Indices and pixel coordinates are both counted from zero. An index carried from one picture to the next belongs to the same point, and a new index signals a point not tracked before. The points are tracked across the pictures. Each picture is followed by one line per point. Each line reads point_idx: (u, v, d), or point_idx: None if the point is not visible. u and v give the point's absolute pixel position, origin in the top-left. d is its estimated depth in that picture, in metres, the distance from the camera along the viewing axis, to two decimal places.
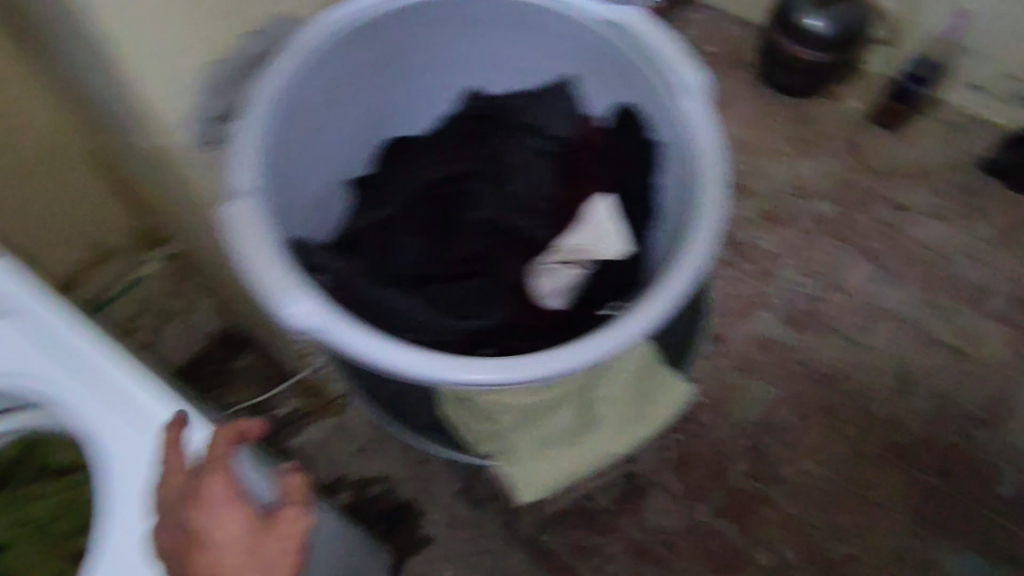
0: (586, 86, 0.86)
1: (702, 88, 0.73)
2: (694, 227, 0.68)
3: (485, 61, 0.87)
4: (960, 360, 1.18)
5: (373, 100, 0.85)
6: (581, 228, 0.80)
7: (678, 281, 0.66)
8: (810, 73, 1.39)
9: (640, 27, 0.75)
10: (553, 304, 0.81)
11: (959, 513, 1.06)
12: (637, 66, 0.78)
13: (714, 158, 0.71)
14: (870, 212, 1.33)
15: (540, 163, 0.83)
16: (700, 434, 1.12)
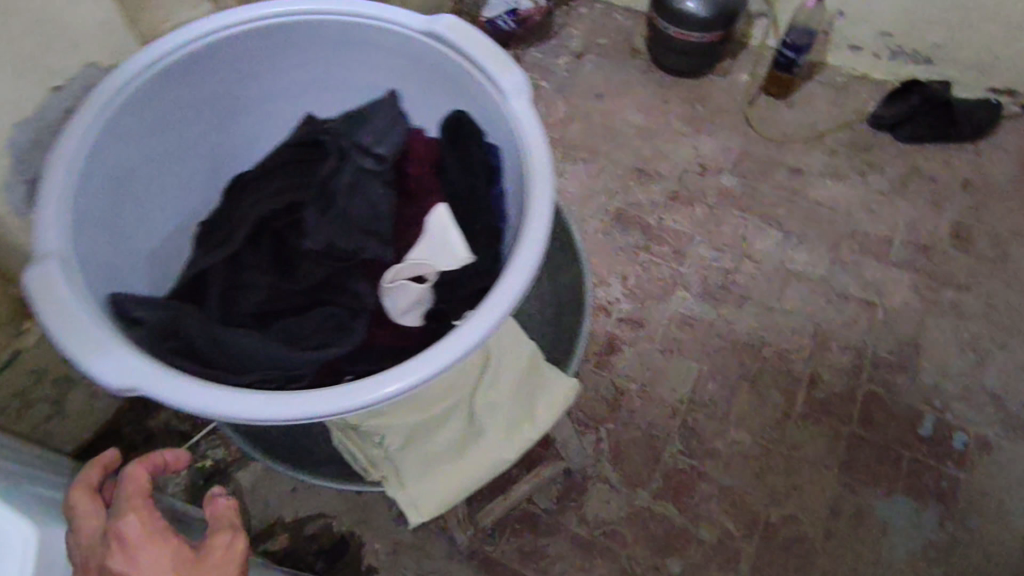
0: (420, 97, 0.84)
1: (525, 84, 0.71)
2: (530, 221, 0.63)
3: (318, 82, 0.86)
4: (870, 310, 1.22)
5: (201, 134, 0.82)
6: (426, 240, 0.68)
7: (516, 274, 0.61)
8: (696, 53, 1.43)
9: (452, 32, 0.74)
10: (405, 322, 0.70)
11: (885, 458, 1.09)
12: (460, 72, 0.76)
13: (541, 153, 0.68)
14: (770, 180, 1.38)
15: (372, 183, 0.69)
16: (630, 420, 1.14)
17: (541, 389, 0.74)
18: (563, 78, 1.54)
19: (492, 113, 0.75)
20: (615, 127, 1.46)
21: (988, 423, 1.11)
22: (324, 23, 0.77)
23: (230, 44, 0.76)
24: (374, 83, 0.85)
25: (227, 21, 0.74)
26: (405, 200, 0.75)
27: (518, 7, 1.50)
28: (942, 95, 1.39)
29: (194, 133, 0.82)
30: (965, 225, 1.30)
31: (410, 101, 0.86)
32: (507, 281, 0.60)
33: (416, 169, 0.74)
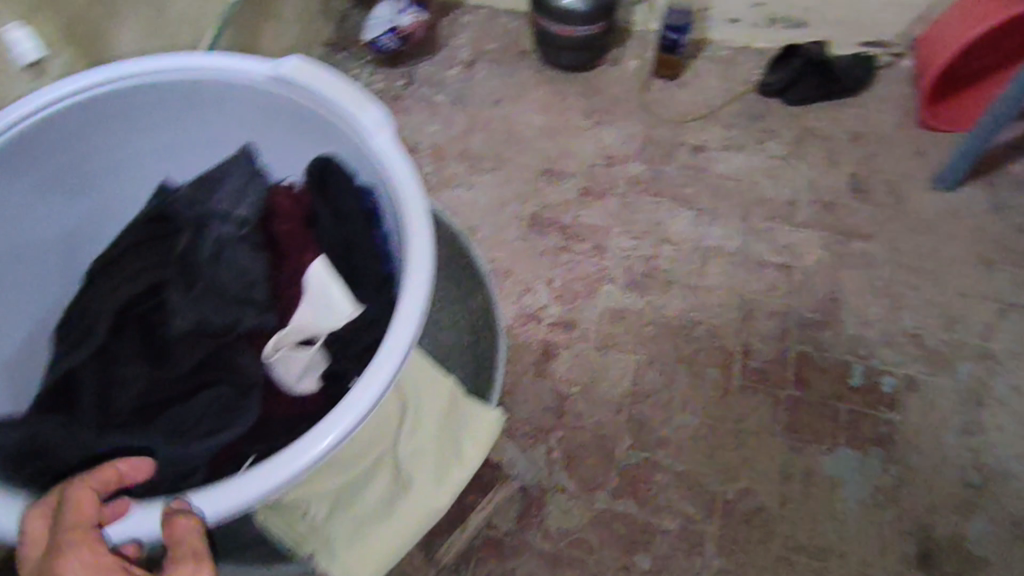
0: (282, 146, 0.81)
1: (386, 118, 0.68)
2: (411, 264, 0.61)
3: (172, 145, 0.82)
4: (788, 273, 1.25)
5: (45, 216, 0.77)
6: (306, 298, 0.67)
7: (403, 322, 0.58)
8: (585, 46, 1.43)
9: (298, 71, 0.71)
10: (301, 390, 0.69)
11: (824, 415, 1.11)
12: (319, 114, 0.73)
13: (412, 189, 0.65)
14: (675, 161, 1.39)
15: (242, 251, 0.69)
16: (578, 424, 1.13)
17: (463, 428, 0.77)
18: (458, 89, 1.51)
19: (359, 150, 0.71)
20: (517, 131, 1.45)
21: (913, 362, 1.15)
22: (167, 83, 0.75)
23: (63, 118, 0.72)
24: (235, 135, 0.82)
25: (54, 91, 0.70)
26: (279, 259, 0.72)
27: (397, 25, 1.45)
28: (820, 55, 1.43)
29: (36, 218, 0.76)
30: (862, 176, 1.35)
31: (276, 150, 0.82)
32: (395, 331, 0.58)
33: (286, 225, 0.73)
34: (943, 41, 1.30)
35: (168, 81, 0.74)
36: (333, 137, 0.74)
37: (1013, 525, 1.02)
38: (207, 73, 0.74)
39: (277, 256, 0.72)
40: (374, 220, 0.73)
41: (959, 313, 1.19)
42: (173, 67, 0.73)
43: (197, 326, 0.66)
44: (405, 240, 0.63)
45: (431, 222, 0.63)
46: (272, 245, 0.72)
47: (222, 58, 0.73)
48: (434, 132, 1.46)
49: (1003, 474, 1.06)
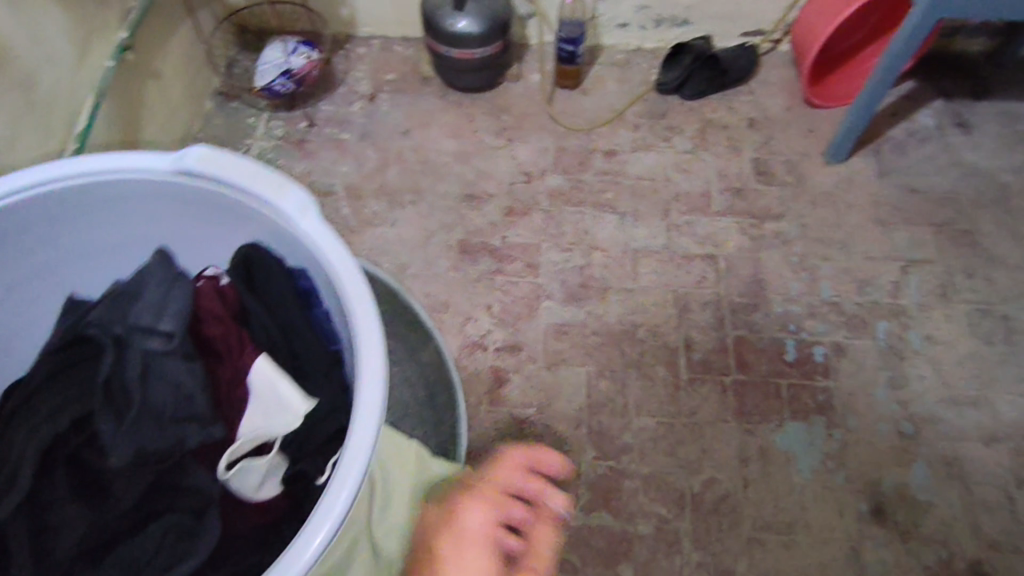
0: (199, 239, 0.73)
1: (307, 199, 0.63)
2: (362, 354, 0.57)
3: (74, 255, 0.71)
4: (714, 262, 1.30)
5: None
6: (256, 399, 0.63)
7: (364, 421, 0.53)
8: (484, 67, 1.43)
9: (205, 163, 0.64)
10: (263, 497, 0.62)
11: (768, 394, 1.17)
12: (231, 202, 0.67)
13: (349, 271, 0.61)
14: (590, 169, 1.42)
15: (170, 364, 0.61)
16: (542, 445, 1.13)
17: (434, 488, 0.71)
18: (364, 123, 1.48)
19: (282, 236, 0.67)
20: (431, 159, 1.43)
21: (838, 329, 1.23)
22: (59, 194, 0.64)
23: None
24: (139, 237, 0.72)
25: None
26: (217, 362, 0.66)
27: (290, 67, 1.42)
28: (707, 51, 1.50)
29: None
30: (763, 160, 1.43)
31: (190, 244, 0.74)
32: (355, 432, 0.53)
33: (216, 328, 0.66)
34: (814, 27, 1.39)
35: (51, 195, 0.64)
36: (251, 227, 0.69)
37: (949, 465, 1.10)
38: (105, 176, 0.64)
39: (213, 360, 0.66)
40: (309, 303, 0.69)
41: (870, 276, 1.28)
42: (59, 176, 0.63)
43: (137, 454, 0.58)
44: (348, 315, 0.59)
45: (372, 304, 0.59)
46: (204, 349, 0.66)
47: (115, 159, 0.64)
48: (346, 171, 1.42)
49: (931, 420, 1.14)
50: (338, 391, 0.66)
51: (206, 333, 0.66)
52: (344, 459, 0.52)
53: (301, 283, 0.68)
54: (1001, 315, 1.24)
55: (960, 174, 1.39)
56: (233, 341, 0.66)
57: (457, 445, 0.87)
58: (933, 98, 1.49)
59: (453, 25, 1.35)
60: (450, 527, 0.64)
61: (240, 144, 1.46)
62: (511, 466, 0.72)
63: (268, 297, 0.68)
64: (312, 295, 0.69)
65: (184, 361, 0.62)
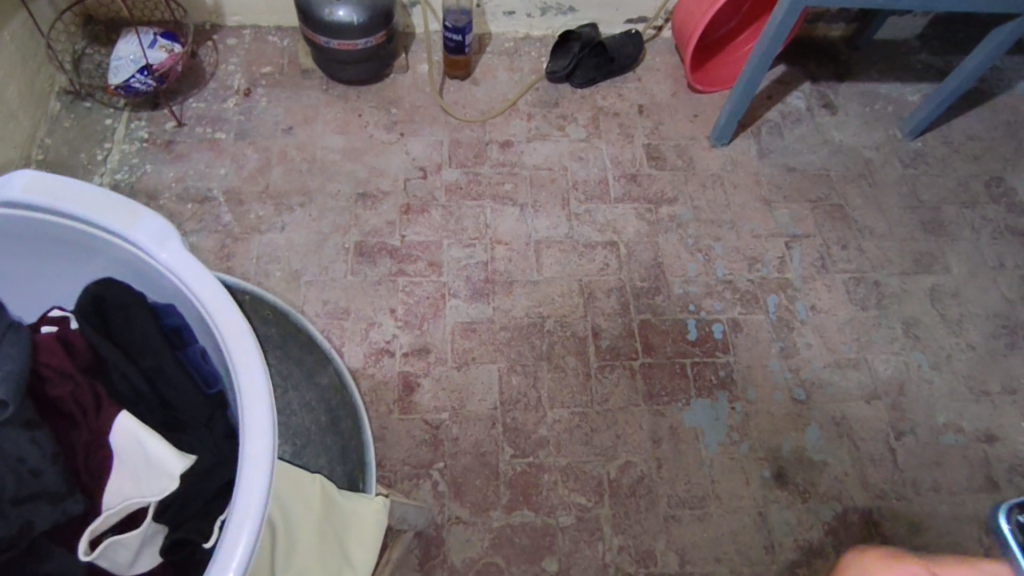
0: (39, 278, 0.63)
1: (167, 227, 0.56)
2: (247, 402, 0.51)
3: None
4: (615, 249, 1.32)
5: None
6: (122, 463, 0.53)
7: (253, 478, 0.48)
8: (368, 58, 1.36)
9: (31, 193, 0.54)
10: (138, 570, 0.52)
11: (673, 374, 1.20)
12: (72, 235, 0.58)
13: (223, 306, 0.55)
14: (487, 161, 1.39)
15: (6, 434, 0.50)
16: (457, 449, 1.10)
17: (353, 522, 0.68)
18: (240, 121, 1.37)
19: (142, 270, 0.59)
20: (319, 157, 1.35)
21: (733, 306, 1.28)
22: None
23: None
24: None
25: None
26: (68, 425, 0.55)
27: (149, 62, 1.28)
28: (594, 38, 1.50)
29: None
30: (654, 145, 1.46)
31: (20, 288, 0.63)
32: (244, 491, 0.47)
33: (62, 387, 0.55)
34: (694, 13, 1.43)
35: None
36: (102, 259, 0.60)
37: (837, 425, 1.19)
38: None
39: (61, 424, 0.55)
40: (179, 343, 0.62)
41: (758, 253, 1.35)
42: None
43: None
44: (226, 357, 0.53)
45: (252, 344, 0.53)
46: (48, 412, 0.55)
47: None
48: (224, 174, 1.30)
49: (820, 384, 1.22)
50: (221, 436, 0.59)
51: (51, 392, 0.55)
52: (232, 521, 0.46)
53: (168, 321, 0.61)
54: (872, 281, 1.34)
55: (830, 152, 1.50)
56: (86, 400, 0.55)
57: (366, 470, 0.80)
58: (802, 81, 1.59)
59: (332, 13, 1.27)
60: None
61: (95, 149, 1.30)
62: None
63: (127, 342, 0.60)
64: (180, 332, 0.62)
65: (27, 430, 0.51)
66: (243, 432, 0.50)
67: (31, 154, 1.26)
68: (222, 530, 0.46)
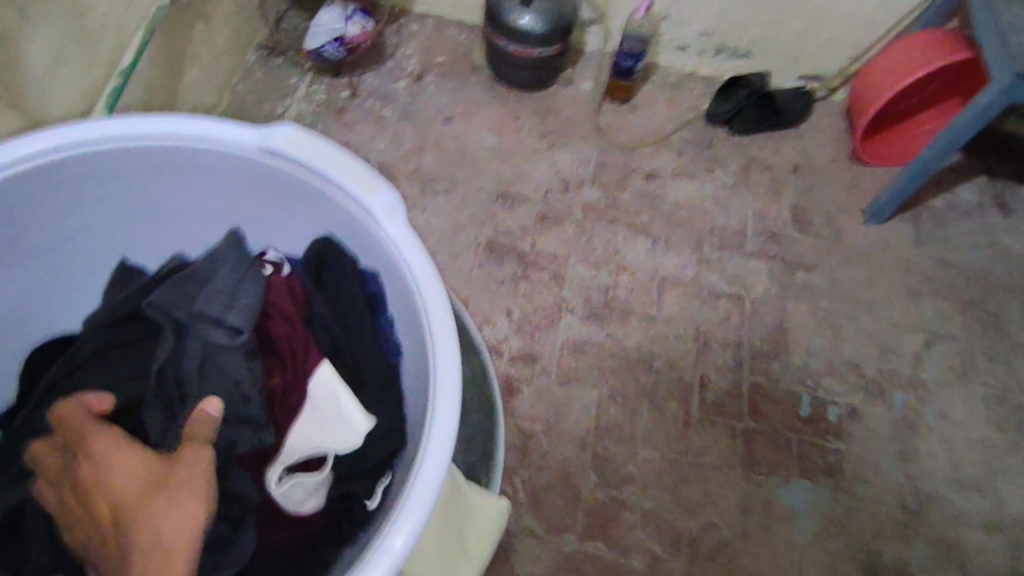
0: (278, 221, 0.80)
1: (397, 202, 0.68)
2: (439, 385, 0.61)
3: (173, 212, 0.81)
4: (739, 304, 1.28)
5: (35, 274, 0.78)
6: (309, 410, 0.67)
7: (441, 415, 0.59)
8: (539, 67, 1.39)
9: (295, 145, 0.70)
10: (303, 509, 0.65)
11: (777, 446, 1.15)
12: (316, 191, 0.72)
13: (432, 288, 0.65)
14: (629, 188, 1.39)
15: (230, 357, 0.67)
16: (544, 462, 1.11)
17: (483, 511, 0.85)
18: (406, 103, 1.44)
19: (360, 234, 0.73)
20: (471, 150, 1.40)
21: (854, 392, 1.21)
22: (153, 151, 0.72)
23: (59, 172, 0.70)
24: (224, 207, 0.81)
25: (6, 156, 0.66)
26: (275, 362, 0.70)
27: (344, 34, 1.37)
28: (763, 88, 1.47)
29: (23, 272, 0.76)
30: (802, 208, 1.41)
31: (257, 224, 0.82)
32: (426, 465, 0.57)
33: (282, 327, 0.71)
34: (878, 83, 1.36)
35: (128, 145, 0.71)
36: (332, 220, 0.74)
37: (947, 548, 1.10)
38: (197, 140, 0.72)
39: (271, 359, 0.71)
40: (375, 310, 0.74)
41: (892, 343, 1.27)
42: (158, 132, 0.71)
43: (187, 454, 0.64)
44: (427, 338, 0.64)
45: (451, 328, 0.63)
46: (265, 345, 0.71)
47: (204, 125, 0.71)
48: (382, 149, 1.38)
49: (935, 499, 1.13)
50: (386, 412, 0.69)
51: (272, 330, 0.71)
52: (414, 489, 0.55)
53: (370, 288, 0.73)
54: (1016, 403, 1.23)
55: (994, 255, 1.39)
56: (297, 343, 0.70)
57: (491, 468, 0.93)
58: (978, 174, 1.49)
59: (517, 19, 1.31)
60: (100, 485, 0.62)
61: (277, 103, 1.41)
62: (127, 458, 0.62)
63: (335, 297, 0.74)
64: (380, 300, 0.73)
65: (245, 358, 0.67)
66: (431, 421, 0.59)
67: (222, 95, 1.38)
68: (403, 493, 0.56)
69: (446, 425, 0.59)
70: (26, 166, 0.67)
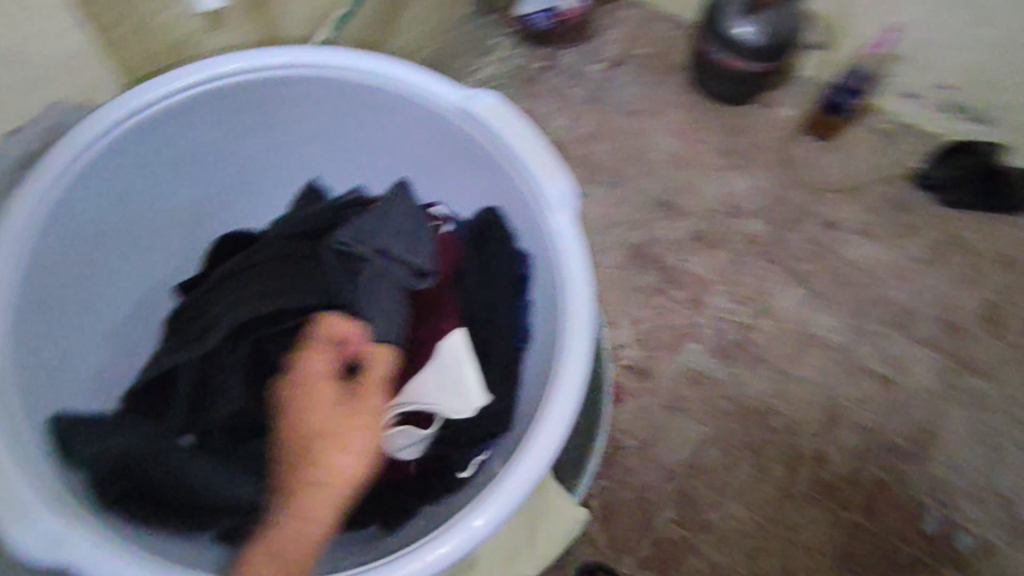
0: (455, 182, 0.87)
1: (571, 193, 0.73)
2: (562, 386, 0.65)
3: (367, 148, 0.89)
4: (888, 389, 1.16)
5: (242, 172, 0.88)
6: (434, 367, 0.75)
7: (556, 415, 0.64)
8: (743, 82, 1.32)
9: (492, 114, 0.76)
10: (402, 454, 0.75)
11: (881, 551, 1.05)
12: (501, 163, 0.78)
13: (580, 287, 0.69)
14: (801, 232, 1.28)
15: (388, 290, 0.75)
16: (625, 479, 1.08)
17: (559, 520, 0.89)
18: (595, 87, 1.42)
19: (527, 213, 0.78)
20: (645, 150, 1.36)
21: (995, 526, 1.07)
22: (367, 88, 0.80)
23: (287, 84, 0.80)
24: (411, 156, 0.88)
25: (252, 62, 0.76)
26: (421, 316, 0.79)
27: (559, 6, 1.37)
28: (993, 163, 1.29)
29: (233, 167, 0.87)
30: (999, 306, 1.23)
31: (435, 179, 0.89)
32: (532, 456, 0.62)
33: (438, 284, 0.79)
34: None
35: (349, 79, 0.79)
36: (507, 195, 0.80)
37: None
38: (407, 88, 0.78)
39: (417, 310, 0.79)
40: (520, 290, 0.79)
41: None
42: (378, 70, 0.78)
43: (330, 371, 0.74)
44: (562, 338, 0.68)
45: (589, 317, 0.68)
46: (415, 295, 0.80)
47: (415, 75, 0.78)
48: (558, 128, 1.38)
49: None
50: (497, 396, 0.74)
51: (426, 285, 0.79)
52: (517, 473, 0.62)
53: (521, 269, 0.79)
54: None
55: None
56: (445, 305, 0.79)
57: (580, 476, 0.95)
58: None
59: (734, 28, 1.24)
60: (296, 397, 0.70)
61: (473, 59, 1.44)
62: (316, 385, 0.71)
63: (487, 266, 0.80)
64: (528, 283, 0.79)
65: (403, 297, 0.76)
66: (544, 416, 0.64)
67: None
68: (504, 472, 0.62)
69: (559, 426, 0.63)
70: (261, 74, 0.77)
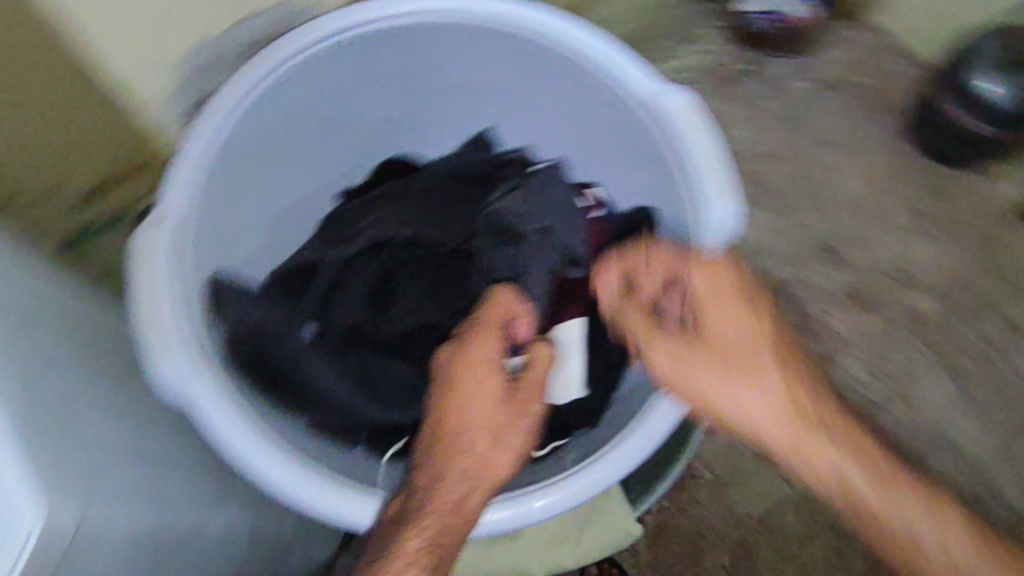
0: (616, 170, 0.86)
1: (734, 218, 0.70)
2: (671, 392, 0.67)
3: (543, 117, 0.88)
4: (1015, 521, 1.06)
5: (424, 104, 0.89)
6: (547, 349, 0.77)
7: (662, 413, 0.66)
8: (966, 144, 1.15)
9: (676, 115, 0.73)
10: None
11: None
12: (669, 167, 0.75)
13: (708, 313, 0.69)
14: (975, 326, 1.14)
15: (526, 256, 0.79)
16: (691, 512, 1.04)
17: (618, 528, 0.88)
18: (793, 103, 1.27)
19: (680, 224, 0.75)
20: (827, 186, 1.22)
21: None
22: (567, 59, 0.77)
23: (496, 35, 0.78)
24: (581, 133, 0.87)
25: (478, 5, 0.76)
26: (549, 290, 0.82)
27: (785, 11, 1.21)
28: None
29: (420, 97, 0.88)
30: None
31: (597, 161, 0.88)
32: (633, 446, 0.65)
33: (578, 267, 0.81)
34: None
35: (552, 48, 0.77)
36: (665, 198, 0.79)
37: None
38: (604, 69, 0.75)
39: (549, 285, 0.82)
40: None
41: None
42: (582, 45, 0.75)
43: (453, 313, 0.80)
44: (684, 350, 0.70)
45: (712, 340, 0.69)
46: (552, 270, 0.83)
47: (612, 57, 0.75)
48: (739, 136, 1.26)
49: None
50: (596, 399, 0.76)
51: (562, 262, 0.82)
52: (615, 457, 0.64)
53: None
54: None
55: None
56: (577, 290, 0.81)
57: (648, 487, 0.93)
58: None
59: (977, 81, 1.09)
60: (462, 386, 0.65)
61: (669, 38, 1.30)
62: (485, 375, 0.65)
63: None
64: None
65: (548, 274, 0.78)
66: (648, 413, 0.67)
67: None
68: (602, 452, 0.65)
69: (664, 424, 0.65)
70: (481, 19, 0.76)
